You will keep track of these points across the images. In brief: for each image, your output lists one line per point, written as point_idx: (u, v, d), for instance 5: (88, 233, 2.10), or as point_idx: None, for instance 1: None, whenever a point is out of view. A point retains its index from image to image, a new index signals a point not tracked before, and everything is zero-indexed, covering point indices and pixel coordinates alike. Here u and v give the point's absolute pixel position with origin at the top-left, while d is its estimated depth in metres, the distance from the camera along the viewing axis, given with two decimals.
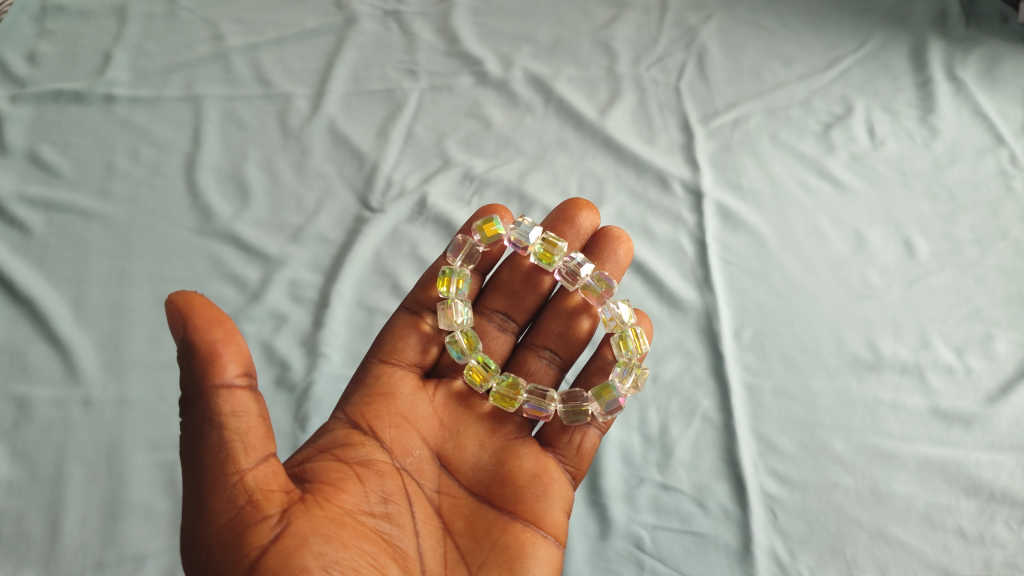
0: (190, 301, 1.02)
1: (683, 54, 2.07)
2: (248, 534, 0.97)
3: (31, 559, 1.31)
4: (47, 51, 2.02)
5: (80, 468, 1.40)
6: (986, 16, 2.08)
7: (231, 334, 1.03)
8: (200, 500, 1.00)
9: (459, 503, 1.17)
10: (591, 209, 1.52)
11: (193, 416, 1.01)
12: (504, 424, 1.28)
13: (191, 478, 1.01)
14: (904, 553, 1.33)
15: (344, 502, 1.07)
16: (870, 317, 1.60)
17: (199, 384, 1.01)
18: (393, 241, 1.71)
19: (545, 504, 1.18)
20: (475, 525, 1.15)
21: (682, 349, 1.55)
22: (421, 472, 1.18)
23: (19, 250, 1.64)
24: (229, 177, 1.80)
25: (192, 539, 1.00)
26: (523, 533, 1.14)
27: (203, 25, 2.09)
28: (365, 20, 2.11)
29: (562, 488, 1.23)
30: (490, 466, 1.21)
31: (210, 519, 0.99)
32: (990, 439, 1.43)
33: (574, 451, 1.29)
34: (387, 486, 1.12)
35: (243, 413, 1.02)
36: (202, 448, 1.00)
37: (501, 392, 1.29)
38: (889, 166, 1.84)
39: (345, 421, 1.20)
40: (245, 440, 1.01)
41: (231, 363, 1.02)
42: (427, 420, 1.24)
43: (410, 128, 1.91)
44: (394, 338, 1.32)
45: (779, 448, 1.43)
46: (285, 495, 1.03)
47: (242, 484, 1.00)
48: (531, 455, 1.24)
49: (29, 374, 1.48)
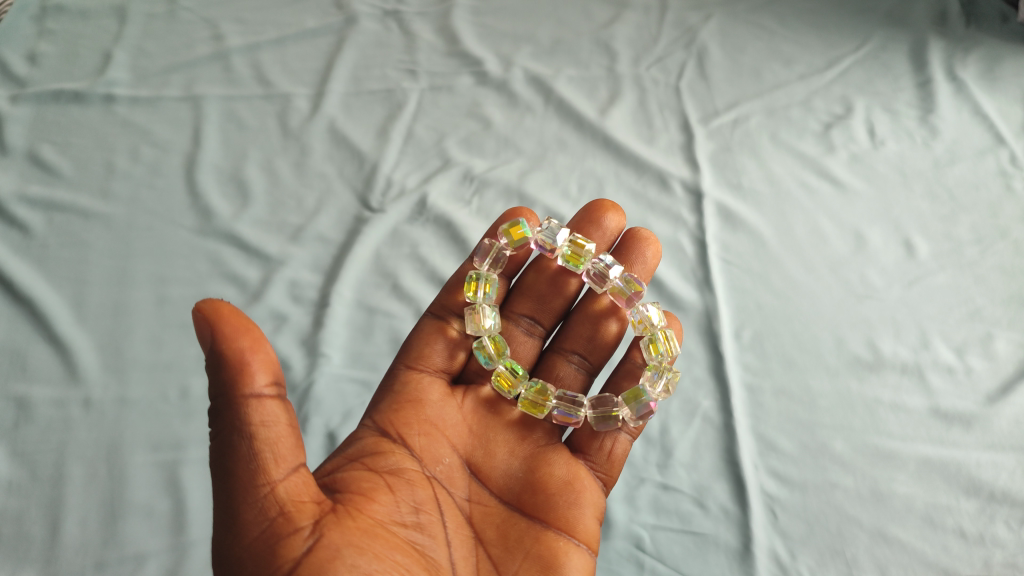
0: (218, 309, 1.03)
1: (683, 54, 2.07)
2: (280, 546, 0.97)
3: (31, 559, 1.30)
4: (47, 51, 2.02)
5: (80, 468, 1.40)
6: (986, 16, 2.08)
7: (259, 342, 1.03)
8: (231, 512, 1.00)
9: (490, 512, 1.17)
10: (617, 211, 1.52)
11: (222, 427, 1.02)
12: (533, 431, 1.29)
13: (222, 490, 1.01)
14: (903, 553, 1.33)
15: (375, 513, 1.06)
16: (871, 317, 1.60)
17: (228, 394, 1.01)
18: (393, 240, 1.71)
19: (577, 512, 1.18)
20: (507, 534, 1.15)
21: (682, 349, 1.55)
22: (451, 480, 1.18)
23: (19, 250, 1.64)
24: (229, 178, 1.80)
25: (223, 552, 1.00)
26: (556, 542, 1.14)
27: (203, 25, 2.09)
28: (365, 19, 2.11)
29: (594, 496, 1.23)
30: (520, 474, 1.21)
31: (240, 531, 0.99)
32: (990, 438, 1.43)
33: (605, 458, 1.29)
34: (418, 495, 1.12)
35: (272, 422, 1.02)
36: (233, 459, 1.00)
37: (530, 398, 1.29)
38: (889, 166, 1.84)
39: (374, 429, 1.20)
40: (275, 451, 1.01)
41: (260, 371, 1.02)
42: (456, 427, 1.24)
43: (410, 128, 1.91)
44: (421, 344, 1.32)
45: (779, 448, 1.43)
46: (316, 506, 1.03)
47: (273, 496, 1.00)
48: (562, 462, 1.24)
49: (29, 374, 1.48)
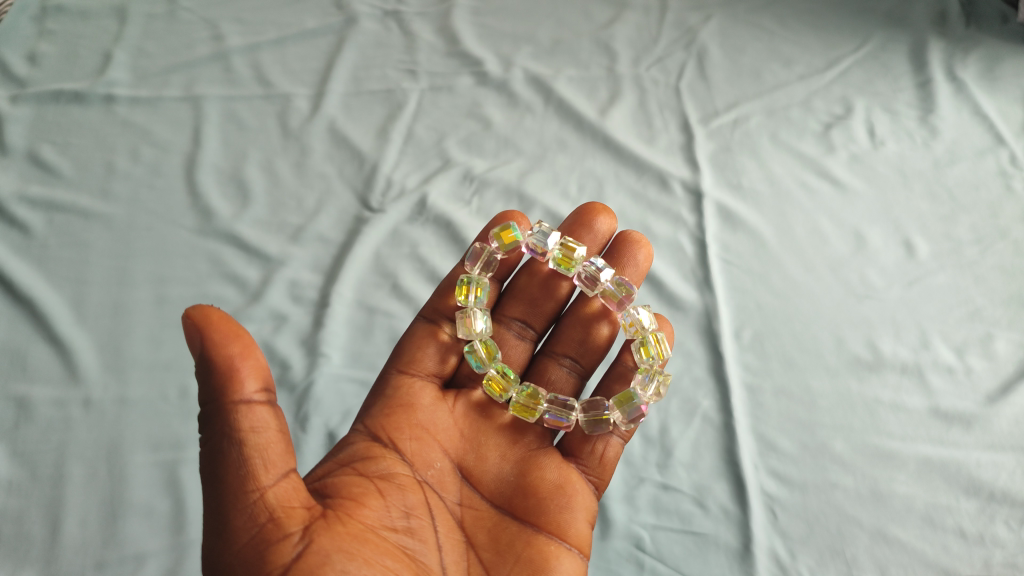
0: (207, 315, 1.03)
1: (683, 54, 2.07)
2: (270, 552, 0.97)
3: (31, 559, 1.30)
4: (47, 51, 2.02)
5: (80, 468, 1.40)
6: (986, 17, 2.08)
7: (249, 348, 1.04)
8: (221, 518, 1.00)
9: (482, 516, 1.17)
10: (608, 214, 1.52)
11: (212, 432, 1.02)
12: (525, 434, 1.28)
13: (211, 496, 1.01)
14: (904, 553, 1.33)
15: (366, 517, 1.06)
16: (870, 317, 1.60)
17: (218, 400, 1.02)
18: (393, 241, 1.71)
19: (569, 516, 1.18)
20: (499, 538, 1.15)
21: (682, 349, 1.55)
22: (442, 484, 1.18)
23: (19, 250, 1.65)
24: (229, 178, 1.80)
25: (213, 559, 1.00)
26: (547, 546, 1.14)
27: (204, 25, 2.09)
28: (365, 20, 2.11)
29: (586, 500, 1.22)
30: (512, 477, 1.21)
31: (230, 538, 0.99)
32: (990, 439, 1.43)
33: (597, 461, 1.29)
34: (409, 500, 1.12)
35: (262, 428, 1.02)
36: (223, 465, 1.00)
37: (521, 402, 1.29)
38: (889, 166, 1.84)
39: (365, 434, 1.20)
40: (265, 457, 1.01)
41: (249, 377, 1.02)
42: (447, 431, 1.24)
43: (410, 128, 1.91)
44: (413, 348, 1.33)
45: (779, 448, 1.43)
46: (306, 511, 1.03)
47: (263, 502, 1.00)
48: (554, 466, 1.24)
49: (29, 374, 1.48)
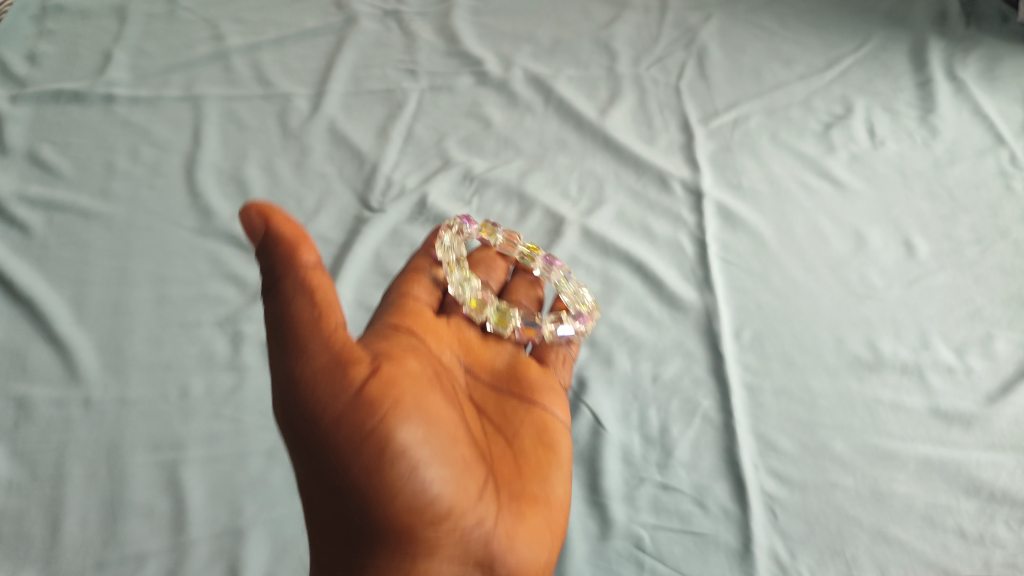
0: (267, 208, 1.16)
1: (683, 54, 2.07)
2: (344, 377, 1.09)
3: (31, 559, 1.30)
4: (47, 51, 2.02)
5: (80, 468, 1.40)
6: (985, 17, 2.09)
7: (305, 236, 1.18)
8: (291, 348, 1.11)
9: (486, 391, 1.39)
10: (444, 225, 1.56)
11: (278, 304, 1.14)
12: (504, 342, 1.48)
13: (280, 349, 1.12)
14: (904, 553, 1.32)
15: (405, 363, 1.21)
16: (870, 317, 1.59)
17: (283, 270, 1.15)
18: (393, 241, 1.71)
19: (553, 384, 1.42)
20: (503, 408, 1.37)
21: (682, 349, 1.55)
22: (453, 368, 1.35)
23: (20, 250, 1.65)
24: (230, 178, 1.80)
25: (286, 406, 1.10)
26: (543, 413, 1.36)
27: (204, 25, 2.10)
28: (366, 20, 2.12)
29: (567, 375, 1.48)
30: (507, 360, 1.46)
31: (303, 359, 1.09)
32: (990, 439, 1.43)
33: (561, 364, 1.48)
34: (433, 366, 1.28)
35: (325, 289, 1.17)
36: (291, 314, 1.13)
37: (497, 315, 1.46)
38: (889, 166, 1.84)
39: (383, 325, 1.33)
40: (328, 303, 1.16)
41: (308, 250, 1.18)
42: (449, 334, 1.41)
43: (410, 128, 1.91)
44: (404, 284, 1.45)
45: (779, 448, 1.43)
46: (367, 357, 1.16)
47: (333, 339, 1.13)
48: (524, 355, 1.47)
49: (29, 373, 1.48)
